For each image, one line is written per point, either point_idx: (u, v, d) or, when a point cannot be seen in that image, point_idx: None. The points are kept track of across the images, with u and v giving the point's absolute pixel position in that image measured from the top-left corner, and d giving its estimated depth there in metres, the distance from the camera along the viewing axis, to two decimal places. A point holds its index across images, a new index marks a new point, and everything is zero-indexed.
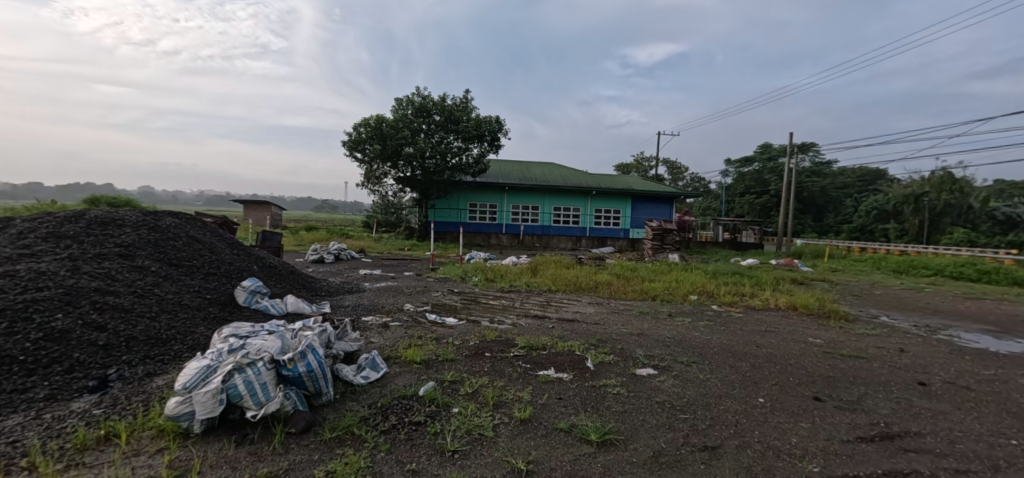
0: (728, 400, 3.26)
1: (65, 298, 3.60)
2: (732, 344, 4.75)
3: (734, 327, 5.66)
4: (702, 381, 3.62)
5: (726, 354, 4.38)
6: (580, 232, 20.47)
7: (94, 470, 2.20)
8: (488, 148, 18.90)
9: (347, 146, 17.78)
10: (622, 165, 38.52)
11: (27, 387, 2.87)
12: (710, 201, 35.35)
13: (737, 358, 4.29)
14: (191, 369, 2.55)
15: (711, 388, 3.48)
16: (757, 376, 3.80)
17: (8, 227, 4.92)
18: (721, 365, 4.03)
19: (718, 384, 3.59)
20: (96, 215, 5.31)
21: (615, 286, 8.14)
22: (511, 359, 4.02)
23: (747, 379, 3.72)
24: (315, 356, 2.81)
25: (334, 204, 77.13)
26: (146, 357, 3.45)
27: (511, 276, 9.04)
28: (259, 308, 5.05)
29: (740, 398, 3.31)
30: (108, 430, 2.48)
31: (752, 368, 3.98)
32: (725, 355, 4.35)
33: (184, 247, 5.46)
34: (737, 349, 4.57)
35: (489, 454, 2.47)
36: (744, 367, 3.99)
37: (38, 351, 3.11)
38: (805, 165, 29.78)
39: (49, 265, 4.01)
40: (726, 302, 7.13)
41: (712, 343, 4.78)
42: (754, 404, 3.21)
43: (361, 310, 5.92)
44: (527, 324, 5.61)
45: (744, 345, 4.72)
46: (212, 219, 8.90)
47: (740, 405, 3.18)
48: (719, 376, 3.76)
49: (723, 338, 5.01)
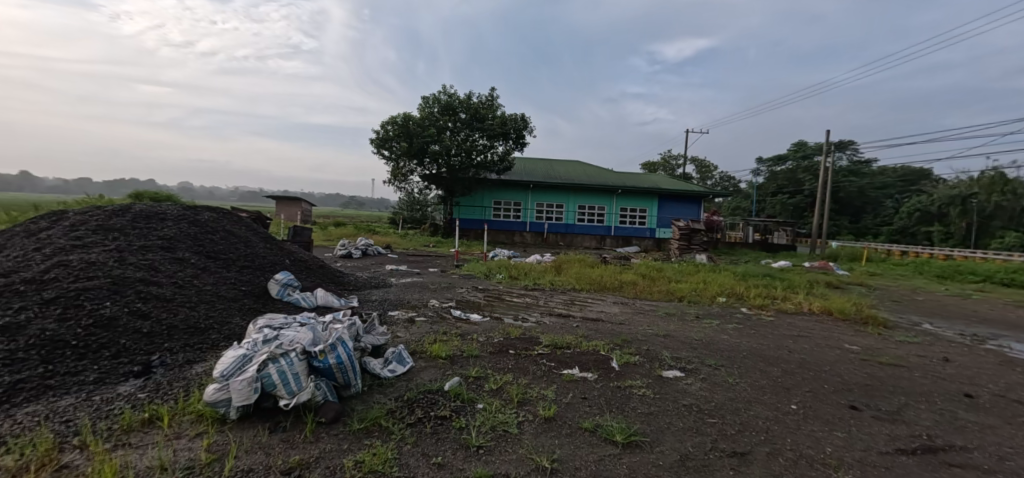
0: (758, 406, 3.19)
1: (113, 288, 3.80)
2: (763, 349, 4.63)
3: (764, 330, 5.51)
4: (731, 386, 3.55)
5: (756, 359, 4.27)
6: (604, 231, 20.29)
7: (140, 450, 2.30)
8: (513, 146, 18.99)
9: (375, 144, 18.10)
10: (649, 164, 38.19)
11: (79, 370, 3.03)
12: (741, 201, 34.52)
13: (767, 363, 4.18)
14: (228, 358, 2.65)
15: (740, 393, 3.40)
16: (789, 382, 3.69)
17: (62, 219, 5.20)
18: (751, 370, 3.93)
19: (747, 388, 3.51)
20: (141, 209, 5.57)
21: (641, 286, 8.03)
22: (535, 356, 4.03)
23: (778, 384, 3.63)
24: (345, 349, 2.89)
25: (360, 202, 78.80)
26: (186, 345, 3.60)
27: (534, 274, 9.04)
28: (290, 300, 5.16)
29: (772, 404, 3.22)
30: (152, 413, 2.60)
31: (784, 373, 3.88)
32: (754, 360, 4.24)
33: (222, 241, 5.68)
34: (767, 354, 4.45)
35: (514, 451, 2.48)
36: (775, 373, 3.88)
37: (89, 336, 3.29)
38: (842, 164, 28.64)
39: (99, 256, 4.23)
40: (757, 305, 6.96)
41: (741, 347, 4.67)
42: (786, 411, 3.12)
43: (387, 304, 6.04)
44: (551, 322, 5.61)
45: (775, 350, 4.60)
46: (247, 214, 9.21)
47: (770, 411, 3.10)
48: (750, 380, 3.68)
49: (753, 342, 4.88)
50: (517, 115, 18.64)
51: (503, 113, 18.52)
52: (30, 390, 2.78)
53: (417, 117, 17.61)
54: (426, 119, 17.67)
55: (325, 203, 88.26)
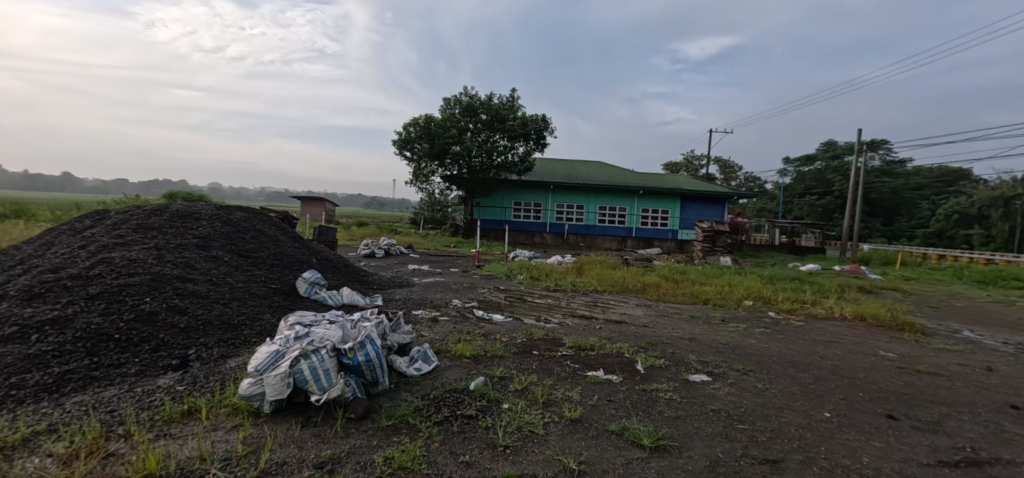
0: (790, 413, 3.11)
1: (152, 284, 3.95)
2: (793, 354, 4.52)
3: (794, 336, 5.37)
4: (761, 391, 3.48)
5: (786, 364, 4.18)
6: (626, 232, 20.09)
7: (181, 440, 2.39)
8: (534, 147, 18.98)
9: (397, 145, 18.35)
10: (671, 165, 37.67)
11: (122, 362, 3.16)
12: (767, 202, 33.71)
13: (798, 369, 4.07)
14: (262, 352, 2.73)
15: (770, 399, 3.33)
16: (822, 389, 3.59)
17: (105, 218, 5.42)
18: (781, 376, 3.84)
19: (778, 394, 3.43)
20: (177, 208, 5.77)
21: (664, 288, 7.93)
22: (559, 358, 4.03)
23: (810, 391, 3.53)
24: (374, 346, 2.95)
25: (382, 202, 79.95)
26: (221, 340, 3.72)
27: (555, 275, 9.02)
28: (318, 298, 5.28)
29: (804, 411, 3.14)
30: (191, 405, 2.69)
31: (816, 380, 3.78)
32: (785, 366, 4.14)
33: (252, 240, 5.84)
34: (797, 360, 4.35)
35: (540, 452, 2.48)
36: (806, 379, 3.79)
37: (131, 330, 3.42)
38: (874, 164, 27.71)
39: (139, 254, 4.40)
40: (785, 310, 6.78)
41: (770, 352, 4.57)
42: (819, 419, 3.04)
43: (410, 303, 6.11)
44: (573, 324, 5.59)
45: (806, 356, 4.48)
46: (274, 214, 9.44)
47: (802, 418, 3.02)
48: (781, 386, 3.60)
49: (782, 347, 4.76)
50: (538, 116, 18.63)
51: (524, 114, 18.52)
52: (77, 381, 2.91)
53: (438, 119, 17.76)
54: (448, 121, 17.80)
55: (348, 204, 89.79)
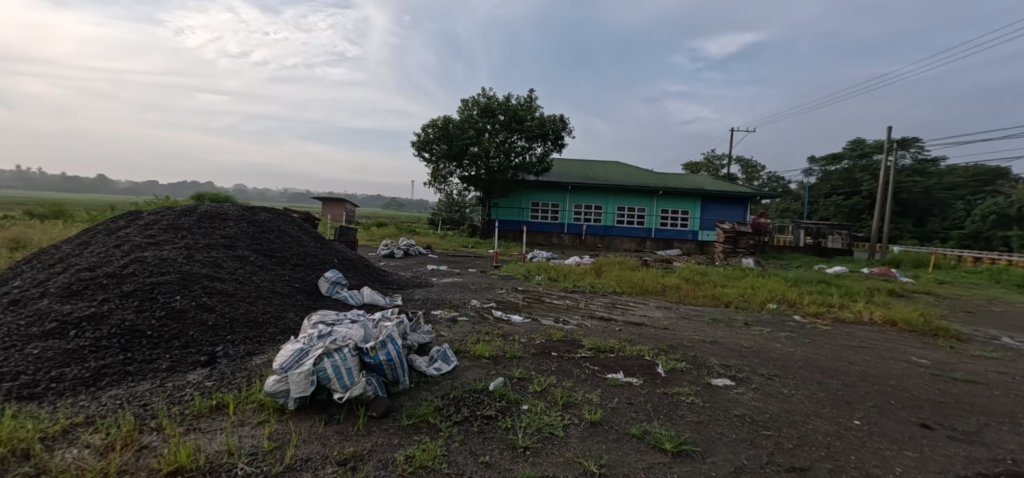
0: (817, 419, 3.03)
1: (182, 282, 4.06)
2: (820, 359, 4.40)
3: (820, 340, 5.23)
4: (787, 397, 3.40)
5: (813, 370, 4.07)
6: (645, 233, 19.88)
7: (210, 435, 2.45)
8: (552, 148, 18.94)
9: (416, 146, 18.52)
10: (692, 164, 37.16)
11: (154, 358, 3.26)
12: (792, 203, 32.96)
13: (826, 374, 3.97)
14: (287, 351, 2.78)
15: (797, 405, 3.25)
16: (851, 396, 3.49)
17: (138, 219, 5.60)
18: (808, 382, 3.74)
19: (805, 401, 3.35)
20: (205, 209, 5.92)
21: (684, 290, 7.81)
22: (578, 359, 4.01)
23: (839, 398, 3.44)
24: (395, 346, 2.97)
25: (402, 203, 80.83)
26: (247, 338, 3.81)
27: (574, 276, 8.97)
28: (339, 298, 5.36)
29: (832, 419, 3.06)
30: (219, 401, 2.76)
31: (845, 386, 3.67)
32: (811, 371, 4.04)
33: (277, 240, 5.96)
34: (824, 365, 4.23)
35: (560, 454, 2.47)
36: (834, 385, 3.68)
37: (162, 327, 3.53)
38: (905, 163, 26.80)
39: (170, 253, 4.54)
40: (811, 313, 6.61)
41: (796, 357, 4.46)
42: (849, 426, 2.95)
43: (429, 303, 6.16)
44: (592, 325, 5.56)
45: (834, 361, 4.36)
46: (297, 214, 9.63)
47: (831, 426, 2.94)
48: (808, 392, 3.51)
49: (808, 352, 4.65)
50: (556, 116, 18.58)
51: (541, 114, 18.49)
52: (112, 375, 3.01)
53: (457, 120, 17.87)
54: (466, 122, 17.89)
55: (369, 204, 90.99)
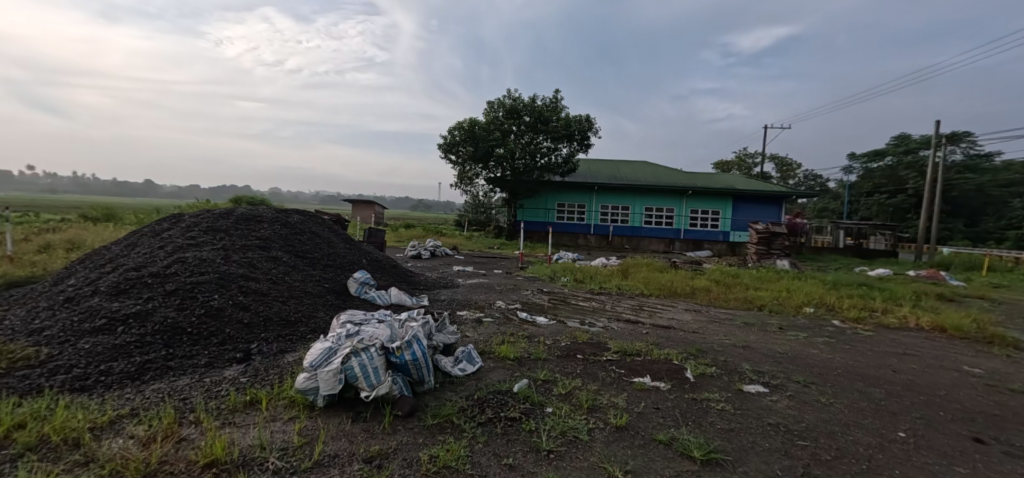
0: (858, 431, 2.90)
1: (220, 282, 4.22)
2: (861, 367, 4.22)
3: (861, 346, 5.01)
4: (824, 406, 3.27)
5: (853, 378, 3.90)
6: (674, 234, 19.53)
7: (244, 429, 2.54)
8: (578, 148, 18.83)
9: (443, 149, 18.72)
10: (723, 163, 36.30)
11: (193, 354, 3.40)
12: (830, 202, 31.73)
13: (868, 383, 3.80)
14: (317, 349, 2.85)
15: (836, 415, 3.12)
16: (895, 406, 3.33)
17: (180, 221, 5.85)
18: (848, 390, 3.59)
19: (845, 410, 3.21)
20: (242, 212, 6.14)
21: (715, 293, 7.63)
22: (604, 362, 3.96)
23: (882, 408, 3.28)
24: (420, 346, 3.01)
25: (429, 204, 81.96)
26: (280, 336, 3.92)
27: (601, 277, 8.88)
28: (367, 298, 5.46)
29: (874, 430, 2.92)
30: (253, 396, 2.85)
31: (888, 396, 3.51)
32: (852, 379, 3.87)
33: (308, 241, 6.12)
34: (866, 373, 4.05)
35: (585, 459, 2.45)
36: (877, 395, 3.52)
37: (201, 324, 3.67)
38: (955, 159, 25.39)
39: (209, 254, 4.72)
40: (851, 318, 6.34)
41: (834, 364, 4.28)
42: (892, 439, 2.82)
43: (455, 304, 6.21)
44: (618, 328, 5.49)
45: (877, 369, 4.17)
46: (327, 216, 9.88)
47: (873, 438, 2.81)
48: (847, 401, 3.36)
49: (849, 359, 4.46)
50: (582, 116, 18.46)
51: (567, 115, 18.41)
52: (155, 370, 3.15)
53: (483, 122, 17.98)
54: (492, 124, 17.97)
55: (397, 206, 92.67)
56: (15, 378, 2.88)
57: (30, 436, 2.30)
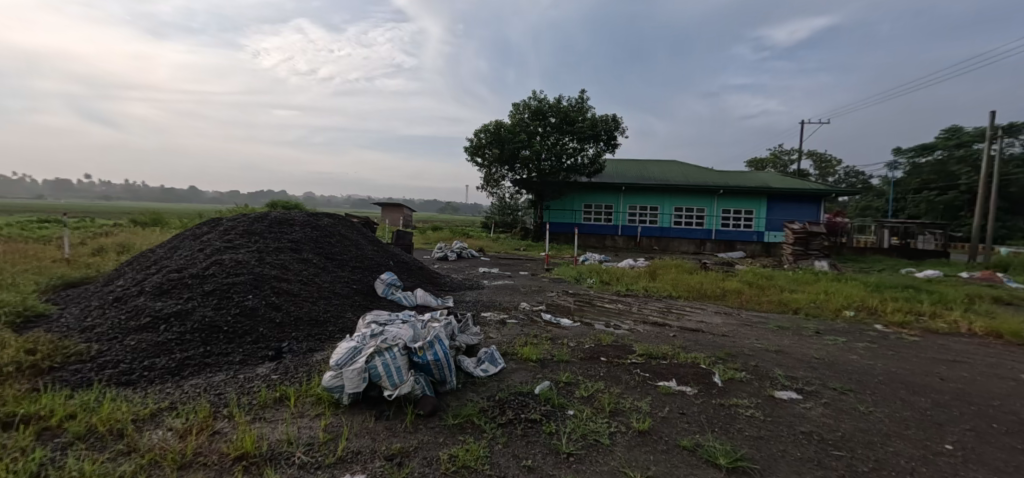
0: (900, 442, 2.79)
1: (254, 283, 4.39)
2: (904, 374, 4.04)
3: (905, 352, 4.80)
4: (863, 415, 3.16)
5: (896, 386, 3.75)
6: (704, 235, 19.12)
7: (273, 424, 2.64)
8: (605, 148, 18.68)
9: (469, 152, 18.89)
10: (756, 161, 35.33)
11: (228, 351, 3.55)
12: (874, 200, 30.38)
13: (912, 391, 3.64)
14: (342, 348, 2.94)
15: (876, 425, 3.01)
16: (943, 417, 3.18)
17: (218, 225, 6.12)
18: (889, 399, 3.45)
19: (886, 420, 3.09)
20: (275, 216, 6.36)
21: (748, 295, 7.43)
22: (628, 365, 3.93)
23: (928, 418, 3.14)
24: (442, 346, 3.06)
25: (456, 207, 82.89)
26: (309, 335, 4.05)
27: (628, 279, 8.79)
28: (393, 299, 5.58)
29: (918, 441, 2.81)
30: (282, 393, 2.96)
31: (934, 406, 3.36)
32: (895, 387, 3.72)
33: (337, 244, 6.30)
34: (911, 381, 3.89)
35: (606, 463, 2.44)
36: (922, 404, 3.38)
37: (236, 323, 3.83)
38: (1012, 153, 23.89)
39: (244, 256, 4.93)
40: (895, 323, 6.07)
41: (875, 371, 4.12)
42: (938, 451, 2.70)
43: (480, 306, 6.27)
44: (644, 330, 5.43)
45: (924, 377, 3.99)
46: (357, 219, 10.12)
47: (916, 450, 2.70)
48: (888, 411, 3.24)
49: (892, 366, 4.28)
50: (608, 116, 18.30)
51: (593, 115, 18.29)
52: (193, 366, 3.31)
53: (508, 124, 18.05)
54: (517, 126, 18.02)
55: (424, 209, 93.92)
56: (68, 371, 3.08)
57: (80, 425, 2.47)
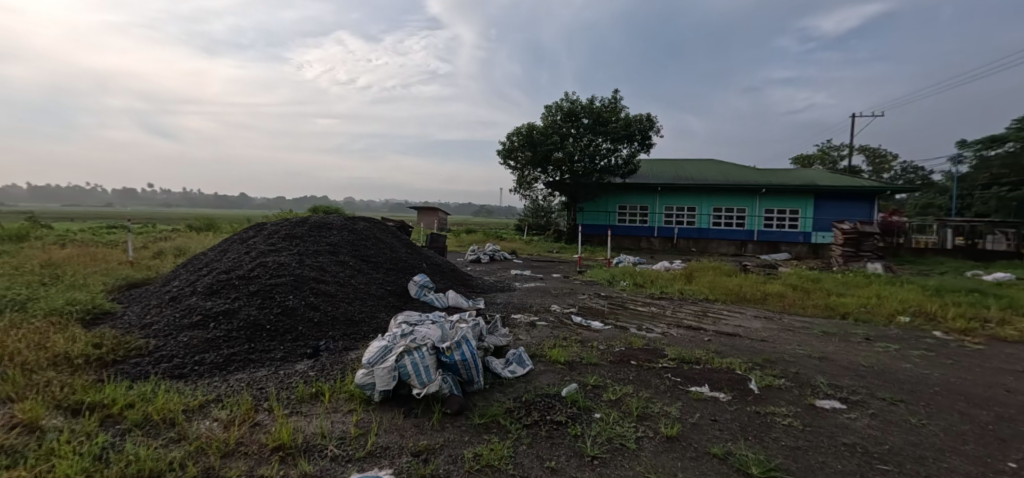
0: (955, 457, 2.66)
1: (294, 284, 4.61)
2: (964, 385, 3.82)
3: (966, 362, 4.52)
4: (913, 428, 3.01)
5: (955, 397, 3.56)
6: (745, 236, 18.52)
7: (309, 418, 2.79)
8: (639, 148, 18.43)
9: (502, 155, 19.03)
10: (803, 158, 33.90)
11: (270, 348, 3.75)
12: (936, 198, 28.53)
13: (973, 404, 3.44)
14: (373, 347, 3.06)
15: (929, 439, 2.87)
16: (1008, 433, 2.99)
17: (263, 229, 6.45)
18: (946, 412, 3.28)
19: (940, 434, 2.94)
20: (315, 220, 6.64)
21: (791, 299, 7.18)
22: (659, 370, 3.89)
23: (990, 434, 2.97)
24: (469, 347, 3.13)
25: (490, 210, 83.59)
26: (344, 335, 4.22)
27: (662, 281, 8.66)
28: (425, 300, 5.71)
29: (976, 458, 2.66)
30: (318, 389, 3.11)
31: (997, 420, 3.17)
32: (953, 399, 3.53)
33: (373, 247, 6.51)
34: (971, 393, 3.67)
35: (631, 467, 2.45)
36: (983, 418, 3.19)
37: (278, 322, 4.04)
38: None
39: (286, 258, 5.18)
40: (957, 330, 5.72)
41: (931, 380, 3.92)
42: (999, 470, 2.55)
43: (511, 307, 6.33)
44: (678, 334, 5.35)
45: (988, 389, 3.76)
46: (393, 223, 10.40)
47: (974, 467, 2.56)
48: (943, 424, 3.08)
49: (952, 376, 4.05)
50: (642, 116, 18.04)
51: (627, 115, 18.08)
52: (238, 362, 3.52)
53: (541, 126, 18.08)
54: (550, 128, 18.02)
55: (458, 212, 95.13)
56: (128, 364, 3.34)
57: (138, 414, 2.68)
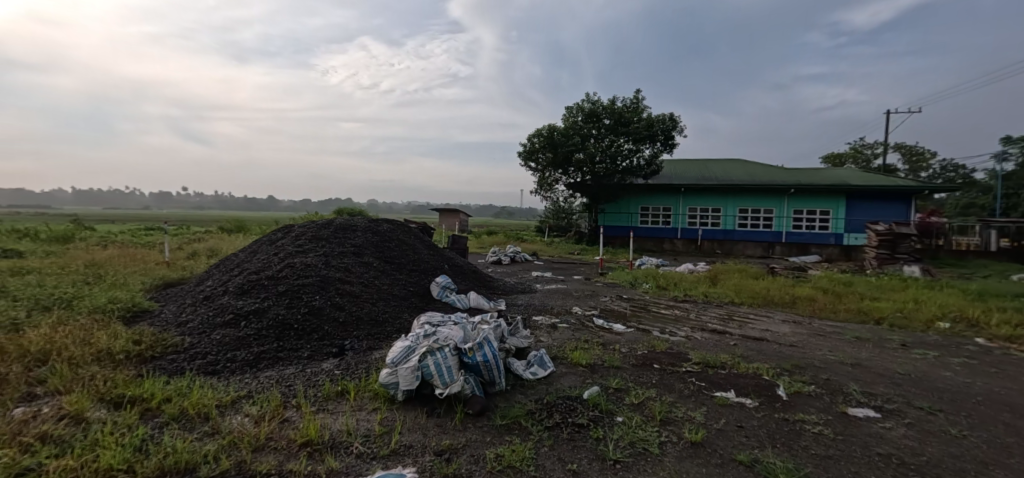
0: (999, 471, 2.55)
1: (320, 284, 4.73)
2: (1009, 395, 3.65)
3: (1011, 370, 4.32)
4: (954, 439, 2.90)
5: (999, 408, 3.41)
6: (773, 238, 18.06)
7: (335, 415, 2.85)
8: (662, 149, 18.20)
9: (523, 156, 19.05)
10: (833, 157, 32.88)
11: (298, 347, 3.85)
12: (978, 198, 27.28)
13: (1018, 415, 3.29)
14: (397, 347, 3.12)
15: (970, 451, 2.76)
16: None
17: (290, 231, 6.63)
18: (989, 423, 3.14)
19: (983, 446, 2.82)
20: (341, 222, 6.78)
21: (821, 303, 6.98)
22: (683, 374, 3.84)
23: None
24: (491, 348, 3.16)
25: (511, 211, 83.77)
26: (368, 334, 4.30)
27: (686, 284, 8.54)
28: (447, 301, 5.77)
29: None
30: (343, 387, 3.19)
31: None
32: (996, 409, 3.38)
33: (396, 248, 6.62)
34: (1017, 403, 3.51)
35: (654, 472, 2.43)
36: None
37: (305, 321, 4.15)
38: None
39: (312, 259, 5.31)
40: (1001, 336, 5.47)
41: (973, 390, 3.76)
42: None
43: (532, 309, 6.34)
44: (702, 338, 5.27)
45: None
46: (416, 225, 10.53)
47: None
48: (985, 436, 2.95)
49: (996, 385, 3.88)
50: (665, 115, 17.81)
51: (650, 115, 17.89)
52: (268, 359, 3.63)
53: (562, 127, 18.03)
54: (571, 129, 17.95)
55: (479, 214, 95.59)
56: (165, 360, 3.48)
57: (174, 408, 2.79)
